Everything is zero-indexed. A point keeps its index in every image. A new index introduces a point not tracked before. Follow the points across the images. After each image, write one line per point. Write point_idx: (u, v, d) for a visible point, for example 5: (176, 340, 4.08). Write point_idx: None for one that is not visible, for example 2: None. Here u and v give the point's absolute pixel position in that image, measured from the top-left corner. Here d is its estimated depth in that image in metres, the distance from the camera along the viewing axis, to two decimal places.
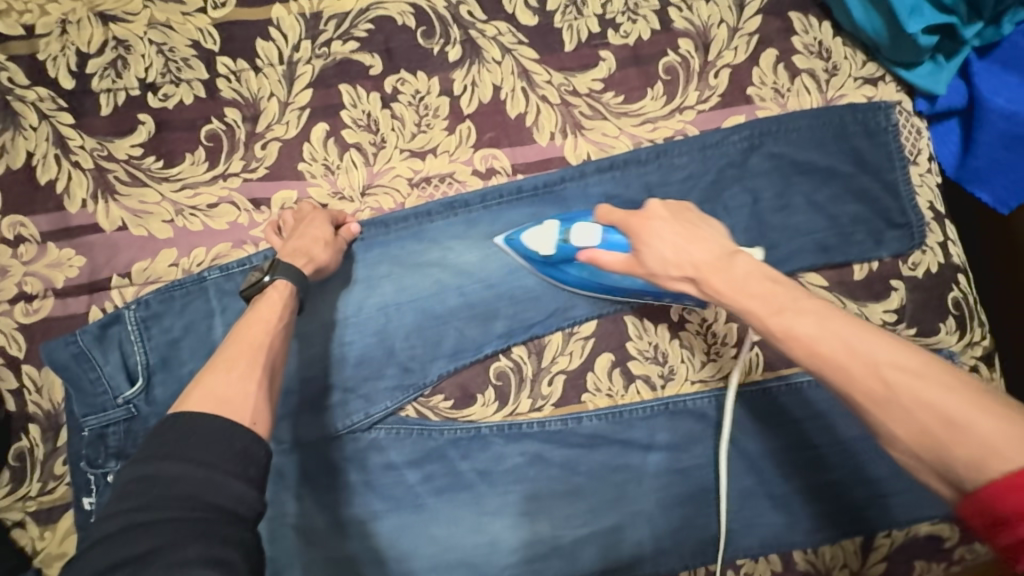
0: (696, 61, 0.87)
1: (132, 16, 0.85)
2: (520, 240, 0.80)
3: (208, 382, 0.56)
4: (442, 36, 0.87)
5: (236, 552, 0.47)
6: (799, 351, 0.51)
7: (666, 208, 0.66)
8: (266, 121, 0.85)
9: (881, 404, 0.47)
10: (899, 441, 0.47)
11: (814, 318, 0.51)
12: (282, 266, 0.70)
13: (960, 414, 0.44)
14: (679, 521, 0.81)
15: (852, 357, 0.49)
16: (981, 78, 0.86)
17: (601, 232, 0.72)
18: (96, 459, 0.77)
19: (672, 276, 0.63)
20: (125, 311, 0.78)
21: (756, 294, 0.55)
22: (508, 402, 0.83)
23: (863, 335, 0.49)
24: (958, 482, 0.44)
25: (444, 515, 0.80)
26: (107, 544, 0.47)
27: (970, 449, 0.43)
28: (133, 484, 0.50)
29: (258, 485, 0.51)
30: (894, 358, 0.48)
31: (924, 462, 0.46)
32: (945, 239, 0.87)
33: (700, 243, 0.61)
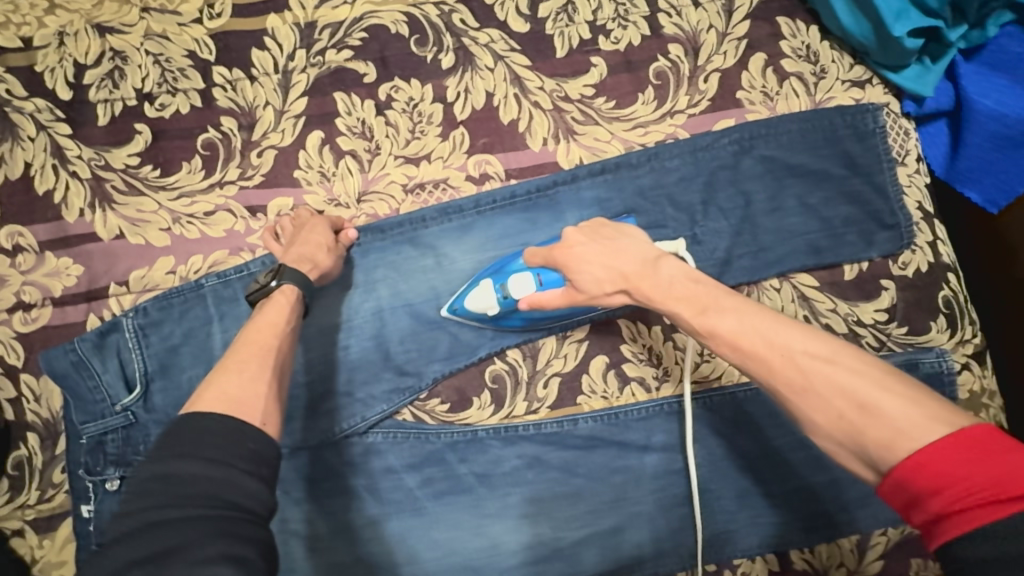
0: (686, 66, 0.89)
1: (129, 27, 0.87)
2: (464, 305, 0.80)
3: (220, 384, 0.57)
4: (435, 44, 0.88)
5: (254, 550, 0.48)
6: (726, 347, 0.57)
7: (582, 231, 0.69)
8: (262, 129, 0.86)
9: (802, 391, 0.53)
10: (819, 425, 0.52)
11: (734, 315, 0.57)
12: (288, 270, 0.71)
13: (867, 397, 0.50)
14: (677, 522, 0.81)
15: (772, 350, 0.54)
16: (969, 80, 0.87)
17: (536, 276, 0.76)
18: (96, 466, 0.77)
19: (607, 292, 0.67)
20: (124, 319, 0.79)
21: (684, 297, 0.60)
22: (505, 404, 0.84)
23: (780, 328, 0.55)
24: (871, 459, 0.49)
25: (443, 519, 0.80)
26: (127, 543, 0.47)
27: (878, 430, 0.49)
28: (150, 483, 0.50)
29: (271, 484, 0.52)
30: (808, 348, 0.53)
31: (841, 443, 0.51)
32: (934, 238, 0.88)
33: (623, 256, 0.65)
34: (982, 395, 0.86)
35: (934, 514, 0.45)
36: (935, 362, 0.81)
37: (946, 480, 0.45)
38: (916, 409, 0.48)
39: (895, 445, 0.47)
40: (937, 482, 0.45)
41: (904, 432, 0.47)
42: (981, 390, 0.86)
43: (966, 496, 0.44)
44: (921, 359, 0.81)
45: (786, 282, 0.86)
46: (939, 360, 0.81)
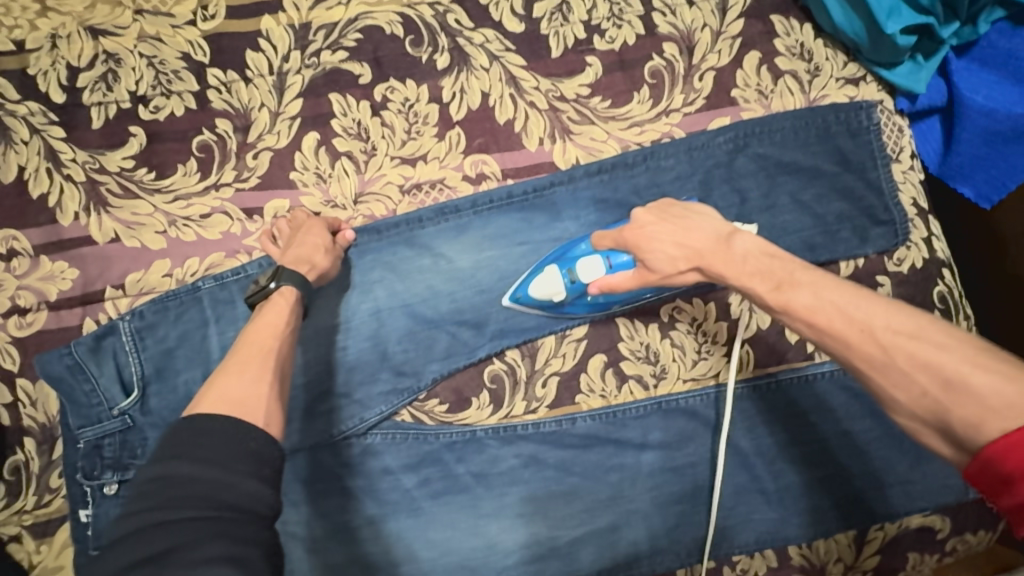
0: (681, 65, 0.89)
1: (122, 29, 0.86)
2: (527, 293, 0.81)
3: (221, 385, 0.57)
4: (430, 44, 0.88)
5: (255, 551, 0.47)
6: (803, 321, 0.56)
7: (650, 211, 0.70)
8: (257, 131, 0.86)
9: (884, 367, 0.51)
10: (901, 401, 0.51)
11: (811, 290, 0.56)
12: (286, 272, 0.71)
13: (956, 374, 0.48)
14: (675, 519, 0.82)
15: (849, 324, 0.53)
16: (960, 77, 0.88)
17: (605, 259, 0.77)
18: (92, 471, 0.77)
19: (680, 270, 0.67)
20: (119, 322, 0.79)
21: (758, 272, 0.60)
22: (503, 404, 0.84)
23: (860, 302, 0.53)
24: (958, 438, 0.48)
25: (441, 519, 0.80)
26: (126, 544, 0.47)
27: (967, 408, 0.47)
28: (150, 484, 0.50)
29: (273, 484, 0.52)
30: (892, 321, 0.51)
31: (925, 420, 0.50)
32: (929, 234, 0.88)
33: (696, 233, 0.66)
34: None
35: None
36: None
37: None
38: (1011, 387, 0.45)
39: (985, 426, 0.45)
40: None
41: (996, 411, 0.45)
42: None
43: None
44: None
45: None
46: None
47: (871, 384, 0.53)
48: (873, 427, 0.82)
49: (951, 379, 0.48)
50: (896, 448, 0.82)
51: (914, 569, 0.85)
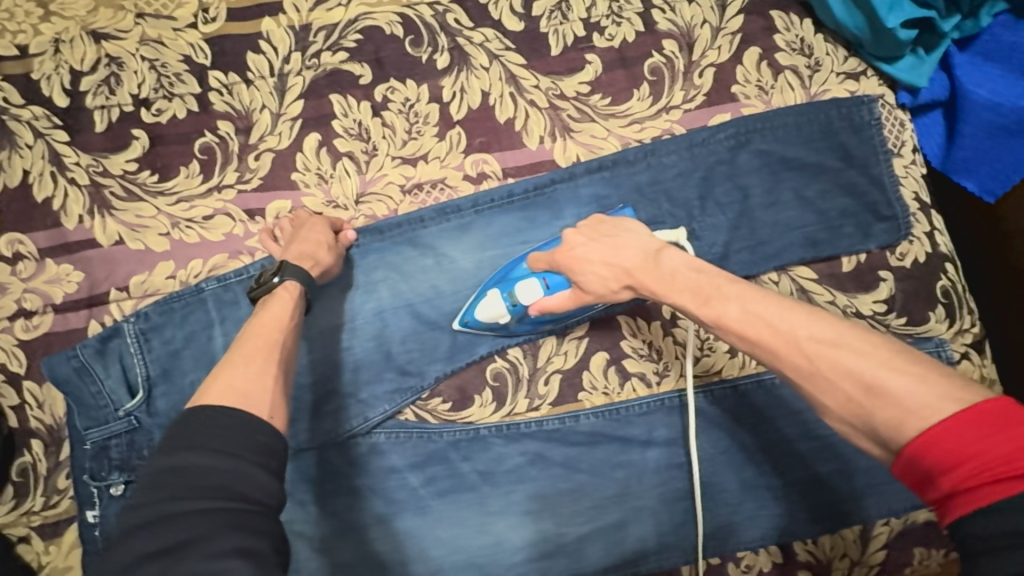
0: (681, 61, 0.89)
1: (124, 33, 0.87)
2: (474, 316, 0.81)
3: (226, 377, 0.57)
4: (430, 44, 0.88)
5: (267, 542, 0.49)
6: (732, 334, 0.57)
7: (581, 232, 0.73)
8: (259, 132, 0.86)
9: (808, 375, 0.52)
10: (829, 407, 0.51)
11: (739, 303, 0.57)
12: (290, 266, 0.72)
13: (875, 379, 0.48)
14: (681, 516, 0.82)
15: (774, 335, 0.54)
16: (963, 71, 0.88)
17: (542, 281, 0.77)
18: (100, 471, 0.78)
19: (613, 288, 0.70)
20: (125, 324, 0.79)
21: (688, 288, 0.62)
22: (506, 402, 0.84)
23: (782, 313, 0.54)
24: (884, 441, 0.48)
25: (447, 517, 0.81)
26: (141, 535, 0.48)
27: (888, 411, 0.47)
28: (161, 475, 0.50)
29: (280, 476, 0.52)
30: (812, 330, 0.52)
31: (852, 425, 0.50)
32: (932, 228, 0.88)
33: (625, 250, 0.69)
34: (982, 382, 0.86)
35: (947, 492, 0.44)
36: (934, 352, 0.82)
37: (959, 456, 0.43)
38: (924, 388, 0.46)
39: (905, 427, 0.46)
40: (950, 460, 0.44)
41: (913, 413, 0.46)
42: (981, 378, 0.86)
43: (978, 473, 0.42)
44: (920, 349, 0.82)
45: (784, 275, 0.86)
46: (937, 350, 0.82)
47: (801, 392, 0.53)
48: None
49: (870, 385, 0.48)
50: None
51: (921, 564, 0.84)
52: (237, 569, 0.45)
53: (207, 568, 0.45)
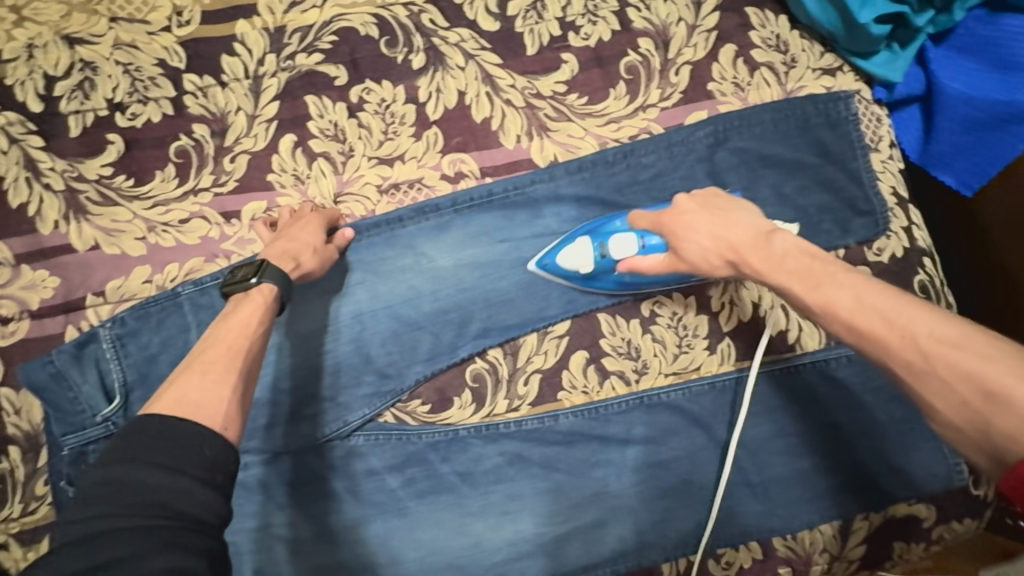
0: (656, 59, 0.89)
1: (98, 37, 0.86)
2: (555, 263, 0.82)
3: (181, 385, 0.57)
4: (406, 45, 0.88)
5: (202, 562, 0.48)
6: (840, 322, 0.58)
7: (693, 200, 0.73)
8: (234, 134, 0.86)
9: (920, 375, 0.52)
10: (939, 410, 0.51)
11: (854, 293, 0.58)
12: (270, 268, 0.71)
13: (999, 386, 0.47)
14: (661, 513, 0.82)
15: (889, 329, 0.54)
16: (938, 65, 0.89)
17: (639, 239, 0.80)
18: (78, 477, 0.78)
19: (712, 263, 0.70)
20: (100, 330, 0.79)
21: (797, 272, 0.62)
22: (485, 403, 0.84)
23: (901, 309, 0.55)
24: (1002, 453, 0.47)
25: (427, 518, 0.81)
26: (72, 551, 0.47)
27: (1009, 420, 0.46)
28: (100, 488, 0.50)
29: (225, 494, 0.52)
30: (933, 328, 0.52)
31: (963, 430, 0.50)
32: (910, 223, 0.88)
33: (736, 227, 0.69)
34: None
35: None
36: None
37: None
38: None
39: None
40: None
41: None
42: None
43: None
44: None
45: None
46: None
47: (911, 393, 0.53)
48: (857, 418, 0.82)
49: (992, 391, 0.47)
50: (880, 437, 0.82)
51: (900, 557, 0.85)
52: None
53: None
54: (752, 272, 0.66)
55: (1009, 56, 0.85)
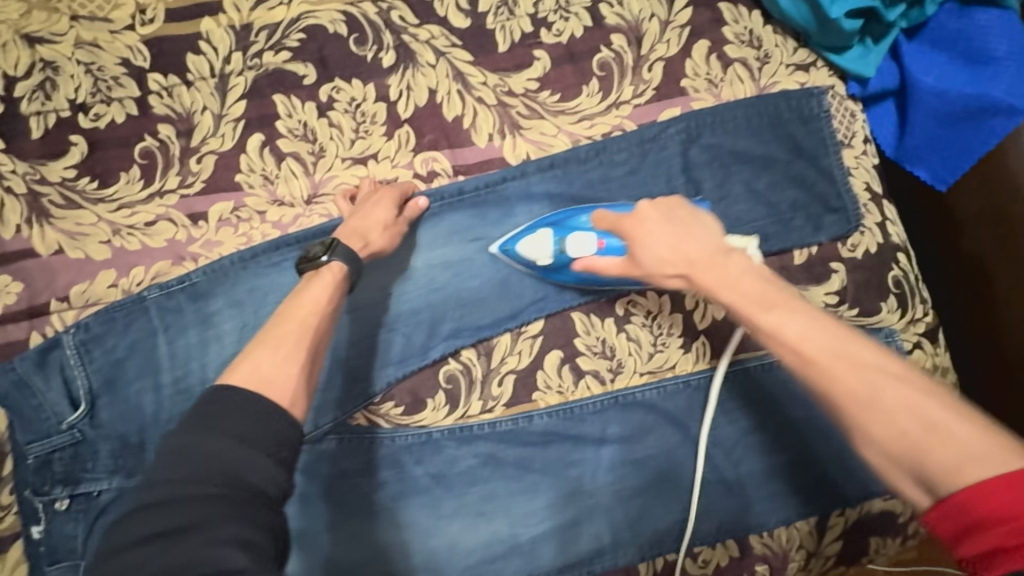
0: (629, 56, 0.88)
1: (59, 36, 0.84)
2: (515, 250, 0.81)
3: (254, 359, 0.60)
4: (375, 42, 0.87)
5: (264, 534, 0.49)
6: (789, 347, 0.55)
7: (655, 207, 0.69)
8: (200, 134, 0.84)
9: (865, 406, 0.50)
10: (878, 444, 0.50)
11: (803, 319, 0.55)
12: (340, 247, 0.72)
13: (941, 422, 0.48)
14: (636, 512, 0.81)
15: (837, 359, 0.53)
16: (911, 59, 0.89)
17: (598, 240, 0.76)
18: (42, 486, 0.76)
19: (665, 273, 0.67)
20: (64, 335, 0.78)
21: (748, 291, 0.59)
22: (459, 404, 0.83)
23: (848, 339, 0.54)
24: (936, 491, 0.47)
25: (400, 521, 0.80)
26: (146, 513, 0.49)
27: (949, 457, 0.46)
28: (175, 454, 0.52)
29: (287, 467, 0.54)
30: (877, 361, 0.52)
31: (900, 465, 0.49)
32: (883, 219, 0.88)
33: (692, 240, 0.65)
34: (934, 371, 0.87)
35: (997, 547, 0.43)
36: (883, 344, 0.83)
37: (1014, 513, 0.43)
38: (991, 440, 0.46)
39: (966, 473, 0.45)
40: (1004, 512, 0.43)
41: (982, 462, 0.45)
42: (934, 367, 0.87)
43: None
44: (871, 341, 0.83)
45: None
46: (886, 341, 0.83)
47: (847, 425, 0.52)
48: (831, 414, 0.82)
49: (935, 425, 0.48)
50: None
51: (877, 553, 0.85)
52: (234, 558, 0.46)
53: (206, 553, 0.46)
54: (704, 288, 0.63)
55: (977, 49, 0.86)
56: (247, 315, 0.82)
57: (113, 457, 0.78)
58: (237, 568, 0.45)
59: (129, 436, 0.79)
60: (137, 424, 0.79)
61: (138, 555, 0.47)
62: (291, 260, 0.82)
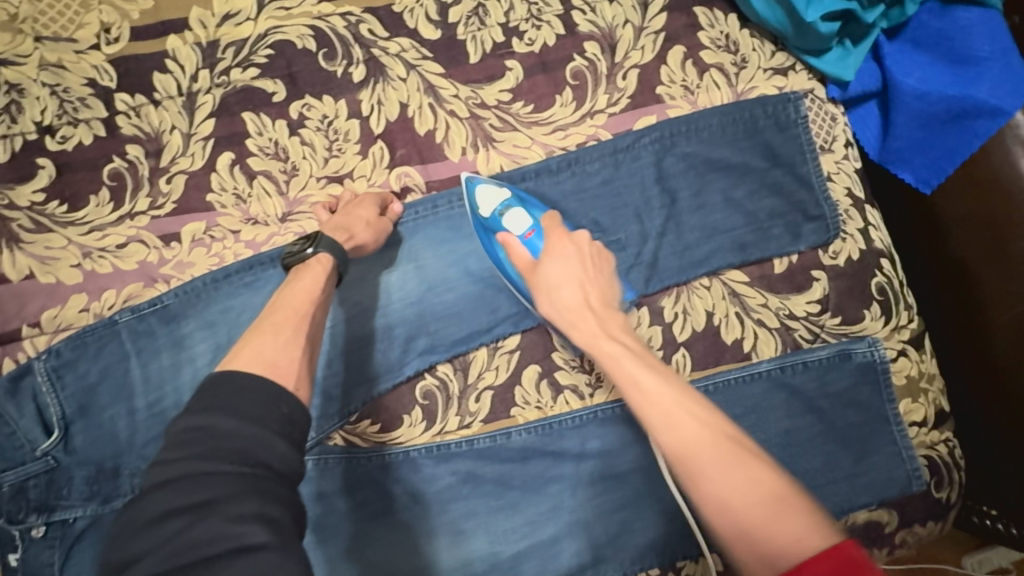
0: (603, 64, 0.86)
1: (23, 58, 0.83)
2: (474, 188, 0.81)
3: (255, 345, 0.59)
4: (345, 57, 0.85)
5: (283, 512, 0.49)
6: (662, 409, 0.58)
7: (587, 244, 0.74)
8: (169, 154, 0.83)
9: (719, 473, 0.53)
10: (728, 507, 0.51)
11: (673, 386, 0.60)
12: (324, 239, 0.72)
13: (782, 493, 0.51)
14: (618, 527, 0.80)
15: (700, 422, 0.57)
16: (892, 61, 0.87)
17: (529, 228, 0.78)
18: (16, 514, 0.73)
19: (556, 307, 0.71)
20: (35, 362, 0.77)
21: (632, 352, 0.65)
22: (436, 420, 0.82)
23: (710, 411, 0.58)
24: (770, 560, 0.47)
25: (378, 542, 0.78)
26: (164, 491, 0.48)
27: (788, 525, 0.48)
28: (187, 433, 0.50)
29: (299, 449, 0.53)
30: (735, 434, 0.56)
31: (744, 533, 0.49)
32: (866, 224, 0.86)
33: (593, 292, 0.71)
34: (920, 379, 0.85)
35: None
36: (868, 352, 0.82)
37: None
38: (821, 517, 0.49)
39: (802, 543, 0.47)
40: None
41: (815, 531, 0.47)
42: (918, 375, 0.86)
43: None
44: (854, 350, 0.81)
45: (716, 279, 0.84)
46: (871, 350, 0.82)
47: (700, 491, 0.53)
48: (813, 423, 0.82)
49: (775, 496, 0.50)
50: (837, 442, 0.81)
51: None
52: (255, 534, 0.45)
53: (227, 530, 0.46)
54: (590, 338, 0.68)
55: (961, 50, 0.84)
56: (220, 336, 0.81)
57: (88, 483, 0.77)
58: (259, 543, 0.45)
59: (104, 461, 0.78)
60: (112, 449, 0.78)
61: (159, 532, 0.46)
62: (264, 279, 0.81)
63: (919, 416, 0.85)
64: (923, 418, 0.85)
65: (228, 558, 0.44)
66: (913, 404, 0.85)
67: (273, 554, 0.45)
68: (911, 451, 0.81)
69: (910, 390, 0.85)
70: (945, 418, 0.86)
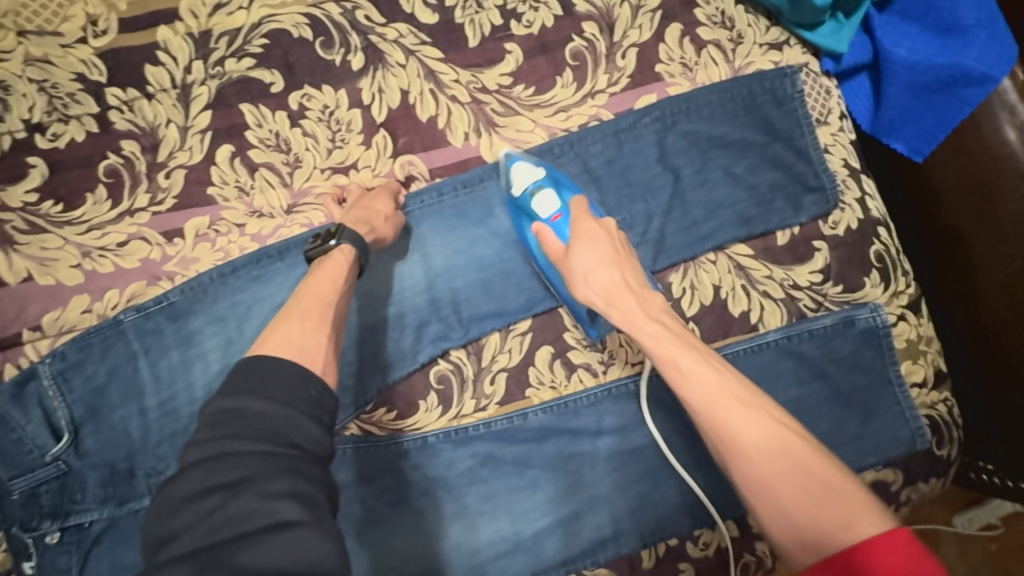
0: (602, 43, 0.87)
1: (7, 54, 0.80)
2: (512, 163, 0.81)
3: (283, 332, 0.58)
4: (342, 45, 0.84)
5: (318, 490, 0.48)
6: (712, 389, 0.62)
7: (608, 229, 0.75)
8: (167, 149, 0.81)
9: (768, 452, 0.58)
10: (773, 486, 0.57)
11: (709, 372, 0.63)
12: (346, 230, 0.71)
13: (816, 471, 0.56)
14: (635, 500, 0.81)
15: (734, 405, 0.61)
16: (882, 32, 0.89)
17: (557, 211, 0.78)
18: (31, 521, 0.73)
19: (594, 289, 0.72)
20: (41, 365, 0.75)
21: (663, 334, 0.67)
22: (452, 404, 0.82)
23: (738, 387, 0.62)
24: (812, 539, 0.54)
25: (401, 528, 0.78)
26: (199, 469, 0.48)
27: (829, 511, 0.54)
28: (221, 414, 0.50)
29: (328, 430, 0.52)
30: (777, 414, 0.61)
31: (789, 515, 0.56)
32: (863, 194, 0.89)
33: (621, 274, 0.72)
34: (919, 342, 0.88)
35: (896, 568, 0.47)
36: (870, 318, 0.84)
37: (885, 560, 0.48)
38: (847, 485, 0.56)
39: (850, 528, 0.52)
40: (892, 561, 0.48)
41: (855, 510, 0.53)
42: (918, 338, 0.88)
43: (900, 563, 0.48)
44: (856, 316, 0.84)
45: (722, 254, 0.85)
46: (873, 315, 0.84)
47: (745, 472, 0.59)
48: (820, 390, 0.84)
49: (820, 483, 0.55)
50: (843, 407, 0.84)
51: None
52: (290, 510, 0.45)
53: (263, 507, 0.45)
54: (622, 318, 0.69)
55: (948, 19, 0.86)
56: (230, 331, 0.80)
57: (101, 486, 0.75)
58: (294, 520, 0.45)
59: (117, 464, 0.76)
60: (124, 450, 0.77)
61: (194, 510, 0.46)
62: (272, 272, 0.80)
63: (920, 376, 0.88)
64: (923, 378, 0.88)
65: (263, 535, 0.44)
66: (913, 365, 0.88)
67: (307, 530, 0.45)
68: (914, 411, 0.84)
69: (910, 352, 0.88)
70: (944, 378, 0.89)
